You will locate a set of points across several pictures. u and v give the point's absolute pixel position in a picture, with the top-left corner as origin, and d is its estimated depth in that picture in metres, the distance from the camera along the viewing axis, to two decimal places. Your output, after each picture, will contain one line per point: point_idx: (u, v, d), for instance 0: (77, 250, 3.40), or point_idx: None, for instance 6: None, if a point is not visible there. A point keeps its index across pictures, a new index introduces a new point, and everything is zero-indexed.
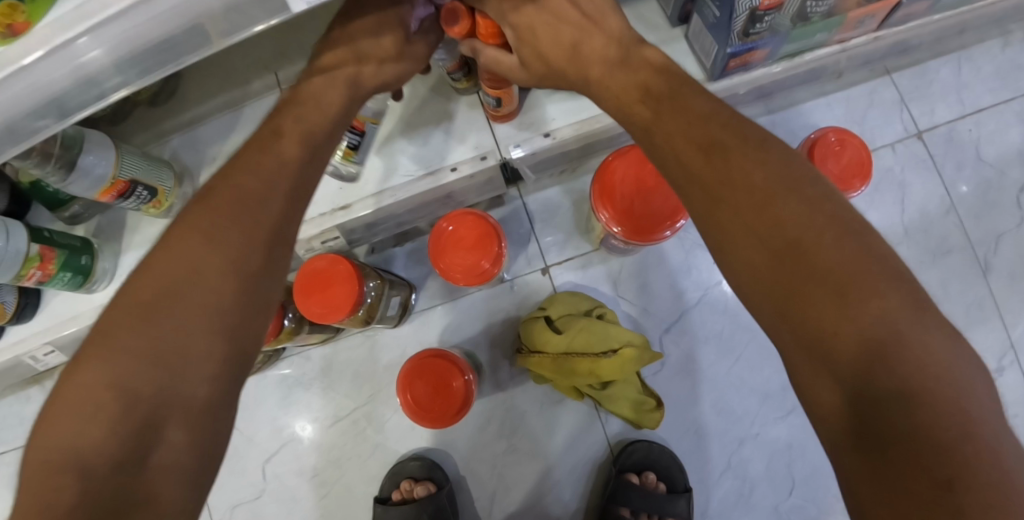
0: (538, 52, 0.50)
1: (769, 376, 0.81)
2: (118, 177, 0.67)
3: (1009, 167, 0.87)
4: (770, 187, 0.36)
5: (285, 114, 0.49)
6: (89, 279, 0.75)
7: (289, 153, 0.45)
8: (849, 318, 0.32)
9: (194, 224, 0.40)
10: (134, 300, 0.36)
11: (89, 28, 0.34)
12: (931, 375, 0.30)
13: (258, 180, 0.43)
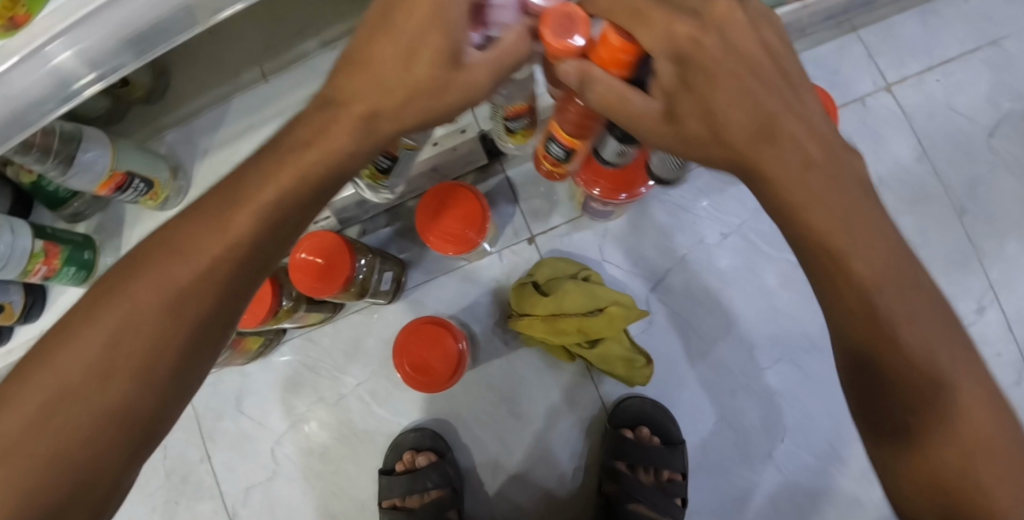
0: (707, 102, 0.39)
1: (758, 328, 0.83)
2: (115, 169, 0.69)
3: (978, 114, 0.92)
4: (837, 222, 0.39)
5: (287, 156, 0.40)
6: (92, 274, 0.79)
7: (260, 192, 0.39)
8: (886, 349, 0.38)
9: (125, 279, 0.37)
10: (54, 364, 0.34)
11: (80, 21, 0.40)
12: (961, 400, 0.37)
13: (204, 249, 0.38)
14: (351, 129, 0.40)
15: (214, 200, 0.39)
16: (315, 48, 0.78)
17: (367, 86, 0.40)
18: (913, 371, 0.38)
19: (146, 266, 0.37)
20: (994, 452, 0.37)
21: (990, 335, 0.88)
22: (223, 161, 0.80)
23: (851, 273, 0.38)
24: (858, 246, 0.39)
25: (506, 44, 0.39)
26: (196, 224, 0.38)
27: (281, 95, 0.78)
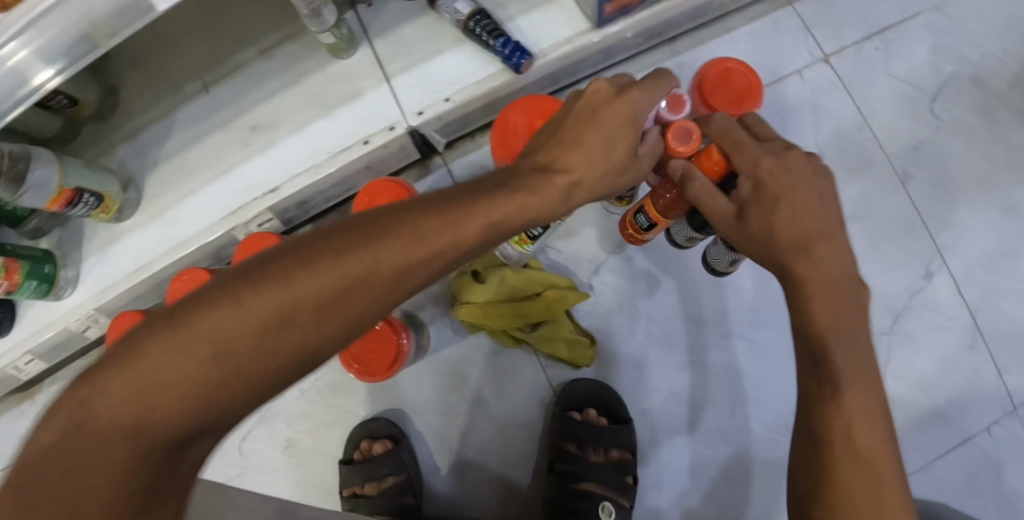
0: (766, 208, 0.51)
1: (703, 303, 0.85)
2: (63, 185, 0.72)
3: (919, 79, 0.93)
4: (817, 268, 0.49)
5: (502, 203, 0.46)
6: (55, 287, 0.81)
7: (471, 223, 0.44)
8: (825, 355, 0.46)
9: (336, 250, 0.39)
10: (248, 306, 0.36)
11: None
12: (859, 384, 0.45)
13: (413, 256, 0.41)
14: (518, 206, 0.47)
15: (402, 224, 0.42)
16: (253, 56, 0.80)
17: (562, 151, 0.51)
18: (849, 384, 0.45)
19: (328, 259, 0.39)
20: (878, 437, 0.43)
21: (940, 300, 0.89)
22: (174, 170, 0.80)
23: (817, 299, 0.48)
24: (824, 285, 0.48)
25: (653, 141, 0.55)
26: (378, 240, 0.41)
27: (223, 105, 0.80)
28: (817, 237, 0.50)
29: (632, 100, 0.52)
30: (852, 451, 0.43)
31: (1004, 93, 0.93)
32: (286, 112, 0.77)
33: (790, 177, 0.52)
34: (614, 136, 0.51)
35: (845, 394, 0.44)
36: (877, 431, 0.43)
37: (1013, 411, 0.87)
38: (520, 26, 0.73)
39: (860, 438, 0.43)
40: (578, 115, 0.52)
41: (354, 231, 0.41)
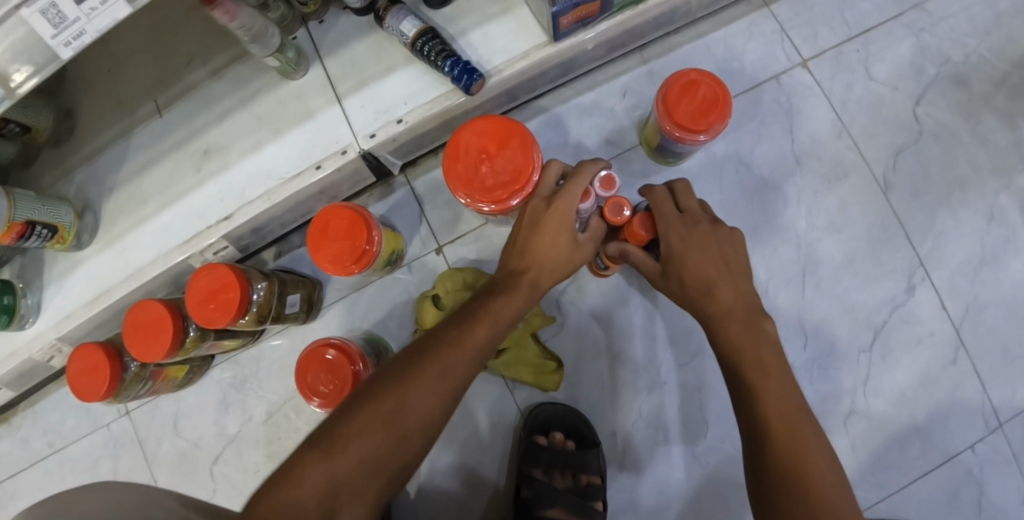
0: (683, 268, 0.63)
1: (672, 321, 0.83)
2: (13, 219, 0.70)
3: (901, 82, 0.91)
4: (725, 304, 0.61)
5: (499, 302, 0.60)
6: (15, 317, 0.80)
7: (492, 318, 0.58)
8: (742, 374, 0.57)
9: (414, 359, 0.53)
10: (363, 411, 0.49)
11: None
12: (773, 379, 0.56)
13: (466, 349, 0.54)
14: (521, 302, 0.61)
15: (450, 329, 0.56)
16: (204, 77, 0.77)
17: (529, 252, 0.64)
18: (765, 392, 0.55)
19: (411, 363, 0.52)
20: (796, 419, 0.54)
21: (921, 314, 0.86)
22: (129, 197, 0.78)
23: (728, 329, 0.60)
24: (731, 318, 0.60)
25: (593, 227, 0.67)
26: (435, 344, 0.54)
27: (175, 128, 0.77)
28: (719, 278, 0.62)
29: (571, 190, 0.64)
30: (780, 443, 0.52)
31: (990, 94, 0.90)
32: (236, 136, 0.75)
33: (700, 234, 0.64)
34: (561, 236, 0.63)
35: (764, 402, 0.55)
36: (798, 424, 0.53)
37: (998, 427, 0.84)
38: (473, 40, 0.70)
39: (782, 433, 0.52)
40: (529, 226, 0.64)
41: (417, 346, 0.55)
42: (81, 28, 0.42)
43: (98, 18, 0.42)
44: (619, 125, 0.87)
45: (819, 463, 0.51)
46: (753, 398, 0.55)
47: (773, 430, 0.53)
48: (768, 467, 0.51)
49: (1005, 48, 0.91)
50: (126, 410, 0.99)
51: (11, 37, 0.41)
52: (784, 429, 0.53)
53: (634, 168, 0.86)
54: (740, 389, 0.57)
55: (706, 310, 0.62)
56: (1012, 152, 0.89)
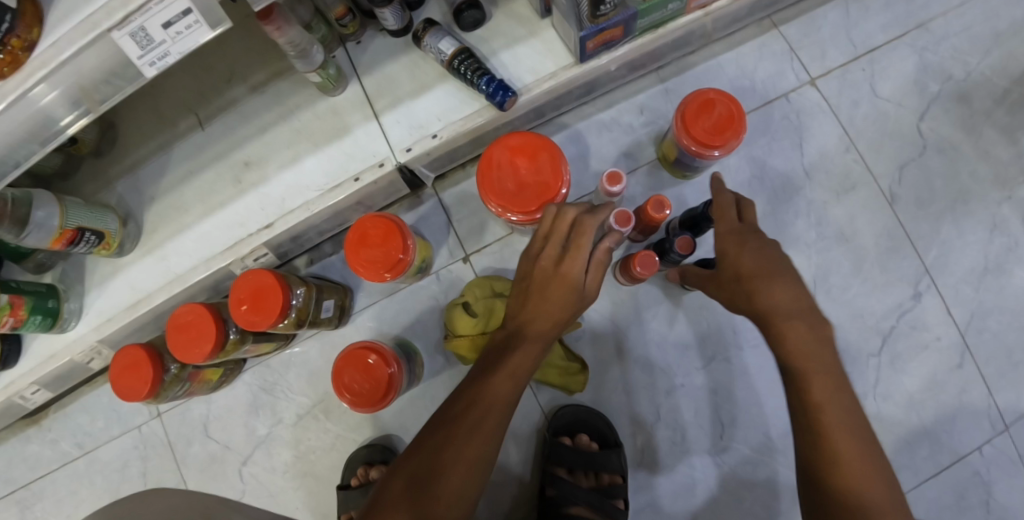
0: (740, 268, 0.66)
1: (690, 327, 0.87)
2: (65, 226, 0.74)
3: (904, 99, 0.96)
4: (784, 306, 0.63)
5: (508, 364, 0.64)
6: (59, 320, 0.84)
7: (504, 382, 0.63)
8: (803, 389, 0.61)
9: (436, 431, 0.60)
10: (402, 481, 0.57)
11: None
12: (825, 377, 0.61)
13: (480, 414, 0.61)
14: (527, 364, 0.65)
15: (464, 409, 0.61)
16: (244, 93, 0.81)
17: (535, 304, 0.66)
18: (813, 390, 0.60)
19: (435, 440, 0.59)
20: (847, 416, 0.59)
21: (928, 319, 0.90)
22: (169, 207, 0.82)
23: (791, 339, 0.62)
24: (791, 323, 0.63)
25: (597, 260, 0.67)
26: (453, 424, 0.60)
27: (215, 142, 0.81)
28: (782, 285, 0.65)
29: (579, 250, 0.64)
30: (842, 463, 0.56)
31: (991, 110, 0.96)
32: (274, 149, 0.78)
33: (759, 240, 0.67)
34: (566, 300, 0.65)
35: (826, 419, 0.59)
36: (852, 439, 0.58)
37: (1004, 429, 0.88)
38: (504, 61, 0.74)
39: (843, 450, 0.57)
40: (539, 281, 0.66)
41: (440, 423, 0.61)
42: (167, 50, 0.47)
43: (181, 41, 0.47)
44: (638, 140, 0.91)
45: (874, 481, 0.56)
46: (813, 413, 0.60)
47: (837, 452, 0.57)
48: (826, 481, 0.57)
49: (1003, 67, 0.97)
50: (157, 412, 1.02)
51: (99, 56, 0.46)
52: (845, 450, 0.57)
53: (652, 181, 0.90)
54: (800, 402, 0.61)
55: (765, 311, 0.64)
56: (1011, 164, 0.95)
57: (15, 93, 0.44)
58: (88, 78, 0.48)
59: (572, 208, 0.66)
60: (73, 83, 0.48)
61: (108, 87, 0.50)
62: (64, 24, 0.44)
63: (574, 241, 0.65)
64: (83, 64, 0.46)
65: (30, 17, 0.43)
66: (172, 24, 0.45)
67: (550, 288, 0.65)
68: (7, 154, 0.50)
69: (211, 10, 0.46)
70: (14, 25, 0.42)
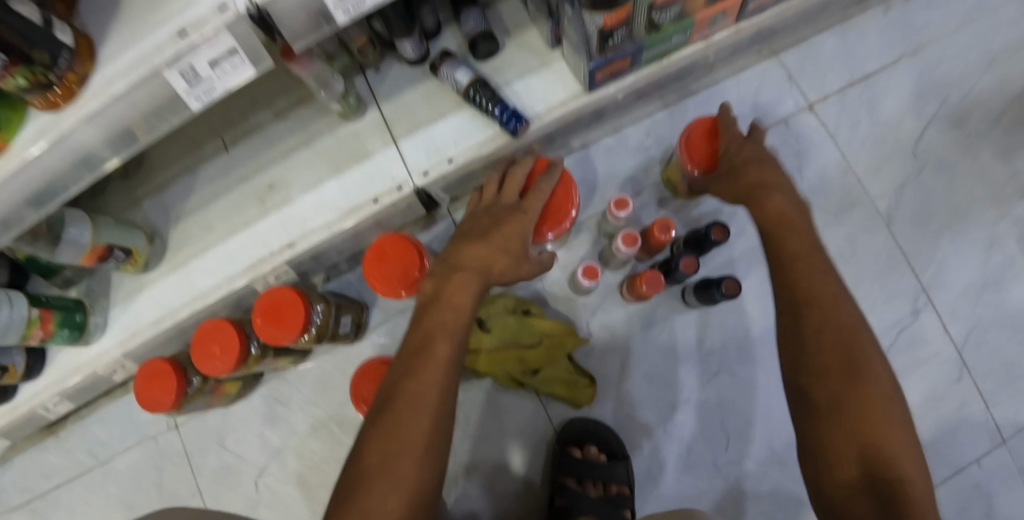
0: (741, 173, 0.73)
1: (695, 343, 0.90)
2: (96, 243, 0.77)
3: (900, 122, 1.00)
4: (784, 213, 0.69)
5: (439, 306, 0.65)
6: (85, 333, 0.87)
7: (442, 328, 0.62)
8: (816, 301, 0.62)
9: (389, 389, 0.60)
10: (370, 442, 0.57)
11: (42, 149, 0.49)
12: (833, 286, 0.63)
13: (428, 364, 0.60)
14: (460, 307, 0.64)
15: (406, 361, 0.61)
16: (268, 118, 0.85)
17: (472, 247, 0.70)
18: (822, 297, 0.62)
19: (390, 392, 0.59)
20: (854, 324, 0.60)
21: (926, 335, 0.93)
22: (194, 226, 0.86)
23: (830, 318, 0.61)
24: (788, 225, 0.68)
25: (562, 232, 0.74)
26: (400, 378, 0.60)
27: (240, 165, 0.85)
28: (824, 273, 0.64)
29: (532, 198, 0.72)
30: (851, 367, 0.58)
31: (985, 132, 1.00)
32: (297, 172, 0.82)
33: (792, 226, 0.68)
34: (505, 236, 0.69)
35: (832, 324, 0.60)
36: (861, 346, 0.59)
37: (1002, 442, 0.91)
38: (517, 89, 0.78)
39: (852, 356, 0.58)
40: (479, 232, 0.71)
41: (390, 377, 0.61)
42: (212, 85, 0.51)
43: (226, 77, 0.51)
44: (644, 163, 0.95)
45: (910, 467, 0.53)
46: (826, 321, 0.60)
47: (869, 435, 0.54)
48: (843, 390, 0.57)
49: (994, 93, 1.02)
50: (174, 424, 1.05)
51: (151, 91, 0.50)
52: (876, 433, 0.54)
53: (657, 202, 0.94)
54: (811, 310, 0.62)
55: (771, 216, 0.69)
56: (1005, 185, 0.98)
57: (70, 123, 0.48)
58: (139, 109, 0.52)
59: (511, 189, 0.74)
60: (126, 117, 0.52)
61: (158, 118, 0.54)
62: (115, 60, 0.47)
63: (510, 213, 0.72)
64: (135, 98, 0.50)
65: (84, 52, 0.47)
66: (218, 63, 0.49)
67: (488, 238, 0.70)
68: (65, 175, 0.55)
69: (254, 51, 0.50)
70: (69, 62, 0.45)
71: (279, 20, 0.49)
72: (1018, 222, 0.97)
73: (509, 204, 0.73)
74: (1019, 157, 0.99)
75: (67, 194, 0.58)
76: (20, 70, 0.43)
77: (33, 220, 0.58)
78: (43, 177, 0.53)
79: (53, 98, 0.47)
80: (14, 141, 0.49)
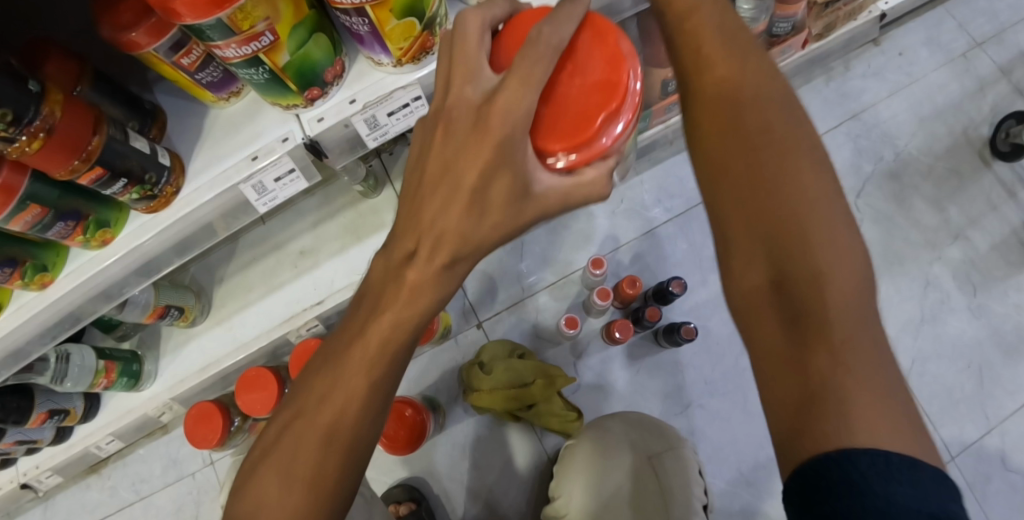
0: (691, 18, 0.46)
1: (668, 378, 1.04)
2: (158, 304, 0.90)
3: (842, 179, 1.16)
4: (711, 67, 0.44)
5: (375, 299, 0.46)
6: (139, 381, 1.01)
7: (378, 325, 0.45)
8: (733, 185, 0.40)
9: (303, 394, 0.47)
10: (273, 461, 0.45)
11: (143, 240, 0.65)
12: (786, 155, 0.39)
13: (348, 375, 0.45)
14: (387, 336, 0.45)
15: (315, 384, 0.47)
16: (299, 194, 1.05)
17: (407, 222, 0.44)
18: (742, 180, 0.39)
19: (303, 396, 0.46)
20: (822, 219, 0.36)
21: None
22: (235, 287, 1.01)
23: (767, 210, 0.37)
24: (708, 79, 0.43)
25: (589, 176, 0.43)
26: (305, 403, 0.46)
27: (276, 234, 1.02)
28: (763, 123, 0.40)
29: (515, 78, 0.38)
30: (812, 291, 0.35)
31: (919, 183, 1.15)
32: (326, 240, 1.00)
33: (729, 84, 0.43)
34: (481, 186, 0.41)
35: (764, 218, 0.37)
36: (832, 255, 0.35)
37: (951, 460, 1.02)
38: None
39: (823, 270, 0.35)
40: (421, 179, 0.43)
41: (299, 386, 0.48)
42: (275, 194, 0.68)
43: (285, 189, 0.68)
44: (618, 223, 1.11)
45: (849, 357, 0.33)
46: (752, 213, 0.38)
47: (797, 320, 0.35)
48: (803, 325, 0.35)
49: (924, 150, 1.17)
50: (214, 458, 1.20)
51: (229, 200, 0.66)
52: (802, 332, 0.35)
53: (632, 257, 1.09)
54: (730, 202, 0.40)
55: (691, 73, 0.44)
56: (939, 229, 1.13)
57: (168, 222, 0.64)
58: (221, 214, 0.68)
59: (470, 72, 0.41)
60: (209, 219, 0.68)
61: (234, 217, 0.70)
62: (202, 176, 0.64)
63: (466, 139, 0.40)
64: (218, 206, 0.67)
65: (178, 170, 0.63)
66: (280, 178, 0.66)
67: (425, 200, 0.43)
68: (157, 259, 0.71)
69: (307, 168, 0.68)
70: (168, 179, 0.62)
71: (326, 146, 0.66)
72: (952, 262, 1.11)
73: (469, 100, 0.41)
74: (950, 204, 1.14)
75: (155, 274, 0.74)
76: (136, 187, 0.59)
77: (129, 291, 0.74)
78: (140, 262, 0.69)
79: (156, 204, 0.63)
80: (119, 234, 0.65)
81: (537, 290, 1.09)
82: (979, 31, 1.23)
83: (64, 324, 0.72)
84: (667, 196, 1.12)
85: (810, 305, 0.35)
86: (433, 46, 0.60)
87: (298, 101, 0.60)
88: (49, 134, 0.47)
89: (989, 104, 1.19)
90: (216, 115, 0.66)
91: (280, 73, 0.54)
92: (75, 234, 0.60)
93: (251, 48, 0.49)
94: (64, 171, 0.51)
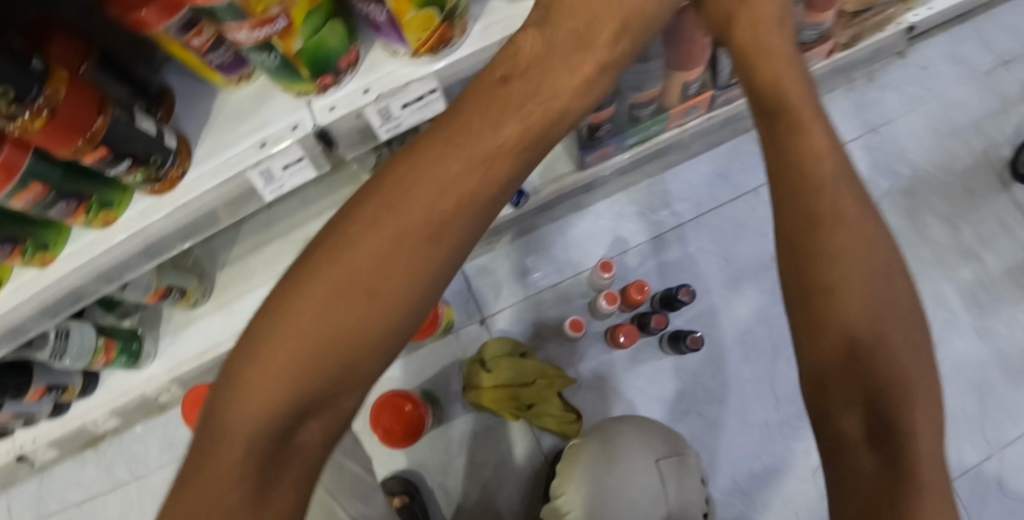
0: None
1: (670, 386, 1.02)
2: (159, 285, 0.89)
3: None
4: (814, 182, 0.47)
5: (469, 117, 0.46)
6: (139, 361, 1.00)
7: (465, 149, 0.44)
8: (835, 306, 0.44)
9: (367, 212, 0.42)
10: (320, 282, 0.40)
11: (146, 223, 0.64)
12: (880, 291, 0.45)
13: (428, 198, 0.42)
14: (425, 257, 0.42)
15: (312, 295, 0.39)
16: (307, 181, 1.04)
17: None
18: (844, 305, 0.44)
19: (364, 216, 0.42)
20: (902, 351, 0.43)
21: None
22: (238, 271, 1.01)
23: (870, 333, 0.43)
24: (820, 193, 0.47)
25: None
26: (307, 296, 0.39)
27: (282, 221, 1.02)
28: (858, 252, 0.45)
29: None
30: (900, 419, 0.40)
31: (934, 201, 1.13)
32: None
33: (835, 204, 0.47)
34: None
35: (867, 348, 0.42)
36: (920, 396, 0.41)
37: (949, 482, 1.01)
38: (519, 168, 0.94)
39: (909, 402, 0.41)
40: None
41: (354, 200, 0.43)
42: (281, 183, 0.66)
43: (292, 177, 0.66)
44: (627, 226, 1.09)
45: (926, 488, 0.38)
46: (850, 336, 0.43)
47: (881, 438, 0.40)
48: (894, 451, 0.40)
49: (940, 168, 1.15)
50: None
51: (235, 186, 0.65)
52: (839, 342, 0.43)
53: (640, 262, 1.08)
54: (829, 320, 0.44)
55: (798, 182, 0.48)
56: (952, 249, 1.11)
57: (172, 206, 0.64)
58: (227, 199, 0.67)
59: None
60: (214, 204, 0.67)
61: (240, 203, 0.70)
62: (207, 162, 0.63)
63: None
64: (223, 193, 0.66)
65: (184, 154, 0.62)
66: (288, 166, 0.65)
67: None
68: (160, 242, 0.70)
69: (316, 158, 0.67)
70: (173, 162, 0.61)
71: (336, 135, 0.65)
72: (963, 283, 1.09)
73: None
74: (965, 223, 1.12)
75: (157, 257, 0.73)
76: (139, 170, 0.57)
77: (130, 272, 0.73)
78: (143, 244, 0.68)
79: (160, 187, 0.62)
80: (122, 215, 0.64)
81: (542, 289, 1.08)
82: (1005, 48, 1.20)
83: (63, 303, 0.71)
84: (677, 201, 1.10)
85: (900, 432, 0.40)
86: (452, 39, 0.58)
87: (311, 88, 0.59)
88: (52, 115, 0.46)
89: (1011, 123, 1.16)
90: (224, 100, 0.65)
91: (292, 58, 0.53)
92: (77, 214, 0.59)
93: (263, 32, 0.47)
94: (68, 150, 0.50)
